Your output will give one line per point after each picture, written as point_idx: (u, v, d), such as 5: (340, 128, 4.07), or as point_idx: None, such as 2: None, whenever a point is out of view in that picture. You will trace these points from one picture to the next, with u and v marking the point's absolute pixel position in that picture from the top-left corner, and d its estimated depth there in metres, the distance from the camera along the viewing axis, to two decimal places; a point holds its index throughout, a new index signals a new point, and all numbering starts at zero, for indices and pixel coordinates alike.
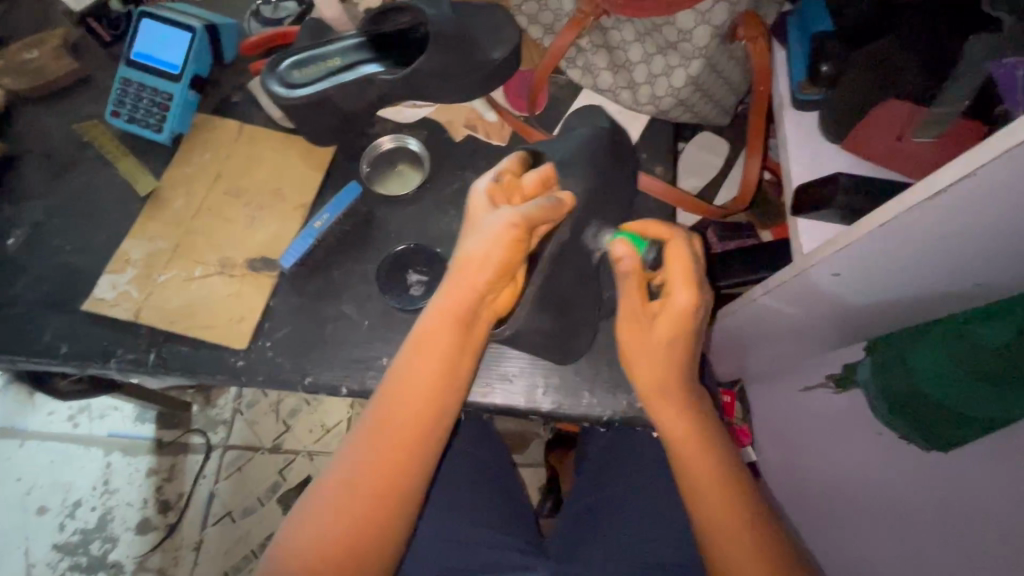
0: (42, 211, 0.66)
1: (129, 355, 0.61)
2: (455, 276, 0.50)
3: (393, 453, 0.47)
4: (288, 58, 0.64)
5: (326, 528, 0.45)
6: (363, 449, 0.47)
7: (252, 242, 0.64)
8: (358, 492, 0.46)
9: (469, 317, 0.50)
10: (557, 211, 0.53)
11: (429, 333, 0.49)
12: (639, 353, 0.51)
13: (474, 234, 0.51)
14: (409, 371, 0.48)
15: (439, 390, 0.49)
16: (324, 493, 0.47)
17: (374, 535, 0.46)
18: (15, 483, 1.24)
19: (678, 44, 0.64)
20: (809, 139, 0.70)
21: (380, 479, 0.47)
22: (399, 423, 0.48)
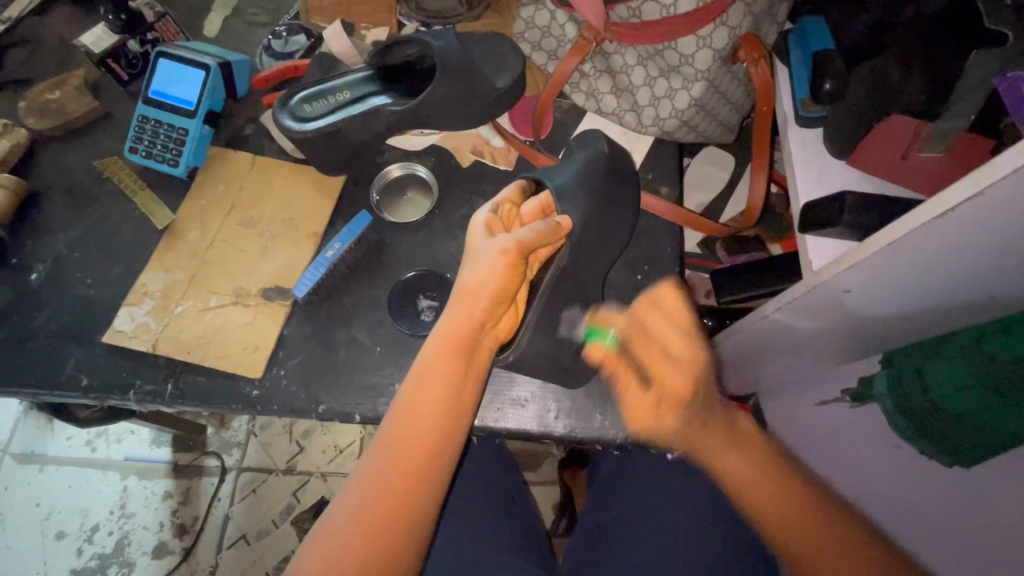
0: (63, 246, 0.68)
1: (147, 385, 0.62)
2: (456, 305, 0.51)
3: (403, 483, 0.47)
4: (299, 93, 0.66)
5: (339, 565, 0.45)
6: (370, 480, 0.47)
7: (265, 272, 0.66)
8: (366, 524, 0.46)
9: (471, 344, 0.51)
10: (550, 231, 0.54)
11: (433, 359, 0.50)
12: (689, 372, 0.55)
13: (473, 260, 0.52)
14: (414, 400, 0.49)
15: (445, 417, 0.49)
16: (332, 525, 0.47)
17: (383, 567, 0.46)
18: (35, 508, 1.26)
19: (680, 68, 0.65)
20: (815, 156, 0.70)
21: (389, 509, 0.47)
22: (407, 451, 0.48)
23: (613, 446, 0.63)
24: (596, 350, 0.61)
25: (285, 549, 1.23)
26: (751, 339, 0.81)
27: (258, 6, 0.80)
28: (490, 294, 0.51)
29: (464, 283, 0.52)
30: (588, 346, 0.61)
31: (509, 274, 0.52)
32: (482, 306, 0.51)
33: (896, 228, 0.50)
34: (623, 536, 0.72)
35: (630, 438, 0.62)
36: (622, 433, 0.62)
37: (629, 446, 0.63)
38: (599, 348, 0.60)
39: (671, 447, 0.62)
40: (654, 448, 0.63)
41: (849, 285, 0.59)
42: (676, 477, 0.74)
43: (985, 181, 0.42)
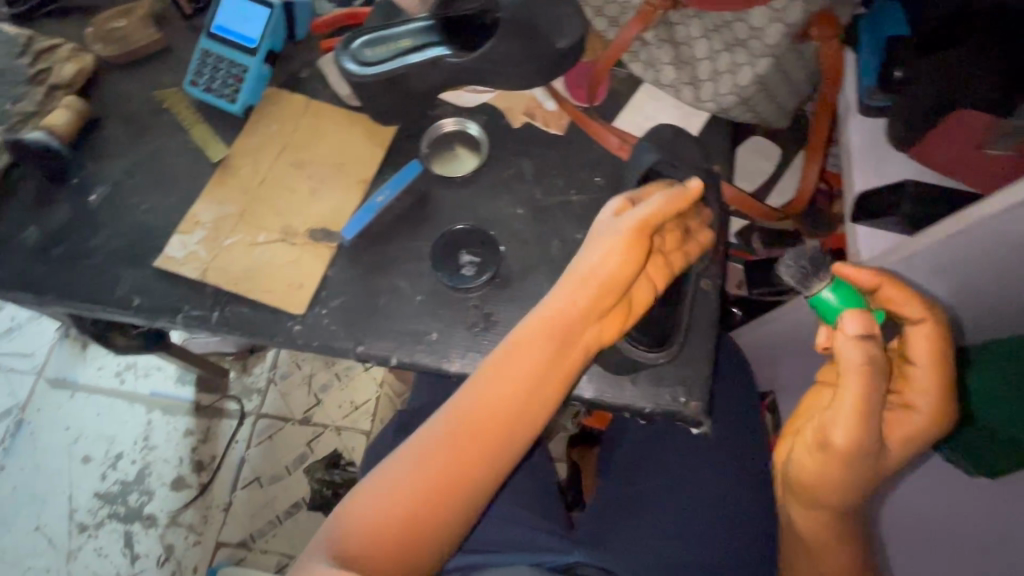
0: (121, 171, 0.69)
1: (195, 312, 0.63)
2: (562, 292, 0.51)
3: (475, 444, 0.49)
4: (360, 37, 0.65)
5: (393, 509, 0.47)
6: (450, 438, 0.49)
7: (313, 214, 0.67)
8: (432, 477, 0.48)
9: (566, 330, 0.51)
10: (676, 197, 0.53)
11: (523, 338, 0.51)
12: (824, 447, 0.53)
13: (592, 248, 0.52)
14: (512, 370, 0.50)
15: (532, 395, 0.51)
16: (401, 469, 0.49)
17: (437, 521, 0.48)
18: (64, 431, 1.32)
19: (747, 42, 0.63)
20: (875, 146, 0.68)
21: (461, 469, 0.48)
22: (490, 418, 0.50)
23: (640, 415, 0.61)
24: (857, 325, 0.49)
25: (295, 495, 1.27)
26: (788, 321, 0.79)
27: None
28: (598, 283, 0.51)
29: (581, 273, 0.51)
30: (849, 313, 0.50)
31: (630, 259, 0.51)
32: (591, 295, 0.50)
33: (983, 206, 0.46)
34: (636, 510, 0.73)
35: (658, 409, 0.60)
36: (651, 403, 0.60)
37: (655, 416, 0.61)
38: (853, 323, 0.49)
39: (699, 422, 0.60)
40: (680, 421, 0.61)
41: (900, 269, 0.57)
42: (693, 460, 0.75)
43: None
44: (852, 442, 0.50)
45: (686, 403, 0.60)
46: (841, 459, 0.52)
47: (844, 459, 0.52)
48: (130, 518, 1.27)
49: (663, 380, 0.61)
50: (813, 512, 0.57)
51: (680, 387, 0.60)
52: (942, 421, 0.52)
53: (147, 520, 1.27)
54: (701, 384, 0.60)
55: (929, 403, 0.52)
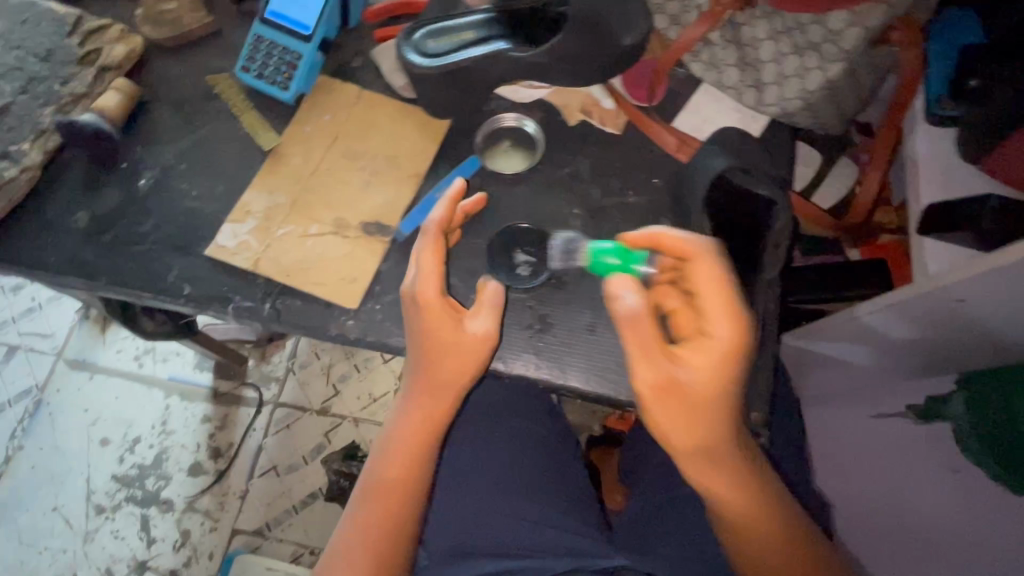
0: (170, 156, 0.68)
1: (246, 303, 0.62)
2: (431, 358, 0.55)
3: (406, 466, 0.58)
4: (423, 27, 0.64)
5: (357, 535, 0.57)
6: (387, 462, 0.58)
7: (366, 206, 0.65)
8: (385, 506, 0.58)
9: (436, 388, 0.56)
10: (430, 246, 0.54)
11: (412, 396, 0.58)
12: (682, 414, 0.48)
13: (411, 317, 0.55)
14: (410, 410, 0.58)
15: (422, 425, 0.58)
16: (363, 501, 0.59)
17: (394, 528, 0.58)
18: (83, 413, 1.32)
19: (821, 46, 0.62)
20: (942, 158, 0.66)
21: (400, 488, 0.58)
22: (402, 445, 0.58)
23: None
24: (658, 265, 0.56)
25: (312, 486, 1.27)
26: (844, 326, 0.79)
27: None
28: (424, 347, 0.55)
29: (420, 340, 0.55)
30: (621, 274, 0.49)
31: (463, 346, 0.54)
32: (451, 352, 0.54)
33: None
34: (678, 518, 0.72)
35: None
36: None
37: None
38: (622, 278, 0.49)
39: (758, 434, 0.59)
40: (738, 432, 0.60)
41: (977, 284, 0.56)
42: None
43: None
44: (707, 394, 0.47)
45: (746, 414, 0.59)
46: (686, 407, 0.48)
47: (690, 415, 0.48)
48: (147, 502, 1.27)
49: None
50: (716, 480, 0.51)
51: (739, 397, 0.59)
52: (736, 356, 0.47)
53: (163, 505, 1.27)
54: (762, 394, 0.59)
55: (710, 330, 0.48)
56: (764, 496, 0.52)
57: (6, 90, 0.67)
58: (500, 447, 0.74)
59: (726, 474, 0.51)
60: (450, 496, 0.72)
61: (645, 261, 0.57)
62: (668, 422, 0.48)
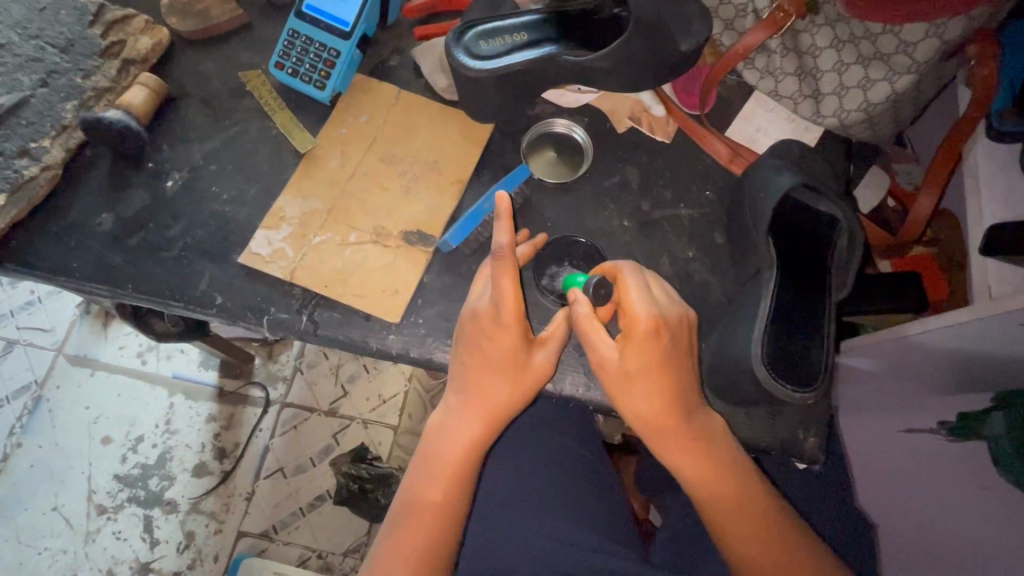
0: (199, 157, 0.65)
1: (281, 315, 0.59)
2: (489, 378, 0.52)
3: (444, 474, 0.53)
4: (473, 27, 0.60)
5: (405, 549, 0.51)
6: (420, 473, 0.53)
7: (407, 214, 0.62)
8: (421, 515, 0.52)
9: (481, 407, 0.53)
10: (508, 270, 0.51)
11: (457, 417, 0.53)
12: (625, 390, 0.51)
13: (474, 327, 0.52)
14: (454, 422, 0.53)
15: (475, 433, 0.53)
16: (401, 511, 0.53)
17: (441, 542, 0.52)
18: (84, 411, 1.28)
19: (891, 57, 0.59)
20: (1004, 176, 0.64)
21: (441, 502, 0.52)
22: (443, 455, 0.53)
23: (752, 449, 0.58)
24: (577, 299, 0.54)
25: (319, 488, 1.24)
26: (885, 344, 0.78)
27: None
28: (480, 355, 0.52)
29: (471, 359, 0.53)
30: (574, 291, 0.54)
31: (528, 369, 0.53)
32: (512, 368, 0.52)
33: None
34: None
35: (775, 444, 0.57)
36: (769, 437, 0.57)
37: (769, 451, 0.58)
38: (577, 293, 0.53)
39: (817, 461, 0.56)
40: (795, 458, 0.58)
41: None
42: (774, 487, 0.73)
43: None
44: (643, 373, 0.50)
45: (804, 440, 0.56)
46: (620, 385, 0.50)
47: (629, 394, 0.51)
48: (150, 503, 1.24)
49: (781, 413, 0.57)
50: (684, 462, 0.52)
51: (798, 423, 0.57)
52: (662, 335, 0.49)
53: (167, 506, 1.24)
54: (821, 418, 0.57)
55: (627, 320, 0.50)
56: (731, 475, 0.52)
57: (25, 82, 0.63)
58: (540, 465, 0.72)
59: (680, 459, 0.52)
60: (483, 515, 0.69)
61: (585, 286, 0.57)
62: (627, 398, 0.51)
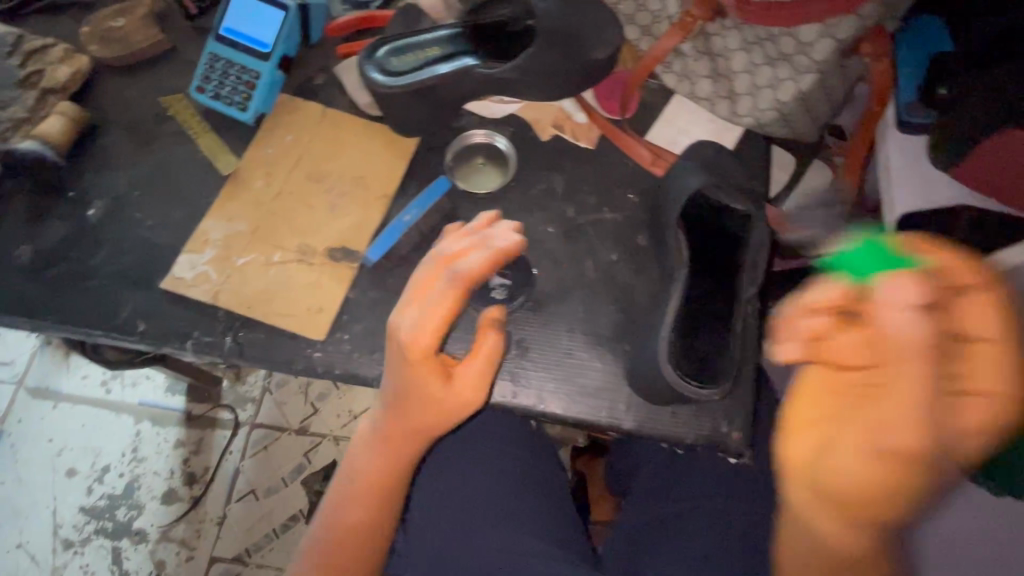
0: (121, 183, 0.64)
1: (205, 338, 0.59)
2: (411, 408, 0.51)
3: (373, 482, 0.53)
4: (386, 44, 0.61)
5: (327, 555, 0.52)
6: (348, 480, 0.53)
7: (332, 231, 0.62)
8: (348, 521, 0.52)
9: (409, 431, 0.52)
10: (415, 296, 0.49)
11: (381, 439, 0.53)
12: (817, 417, 0.35)
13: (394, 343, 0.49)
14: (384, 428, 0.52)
15: (405, 441, 0.52)
16: (331, 516, 0.53)
17: (368, 546, 0.53)
18: (47, 444, 1.26)
19: (793, 57, 0.60)
20: (915, 165, 0.66)
21: (370, 510, 0.53)
22: (376, 463, 0.53)
23: (680, 446, 0.58)
24: (824, 292, 0.34)
25: (292, 509, 1.21)
26: None
27: None
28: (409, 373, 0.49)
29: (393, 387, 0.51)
30: (887, 277, 0.29)
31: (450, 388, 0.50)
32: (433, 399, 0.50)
33: None
34: None
35: (700, 440, 0.57)
36: (693, 433, 0.57)
37: (696, 447, 0.58)
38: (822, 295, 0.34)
39: (742, 454, 0.57)
40: (722, 452, 0.59)
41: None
42: None
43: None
44: (813, 391, 0.36)
45: (727, 434, 0.57)
46: (850, 419, 0.32)
47: (845, 428, 0.32)
48: (118, 534, 1.22)
49: (705, 411, 0.58)
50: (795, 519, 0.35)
51: (723, 418, 0.57)
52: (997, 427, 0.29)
53: (136, 536, 1.21)
54: (745, 413, 0.58)
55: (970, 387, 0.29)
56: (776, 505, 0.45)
57: None
58: (476, 472, 0.72)
59: (868, 533, 0.32)
60: (425, 529, 0.68)
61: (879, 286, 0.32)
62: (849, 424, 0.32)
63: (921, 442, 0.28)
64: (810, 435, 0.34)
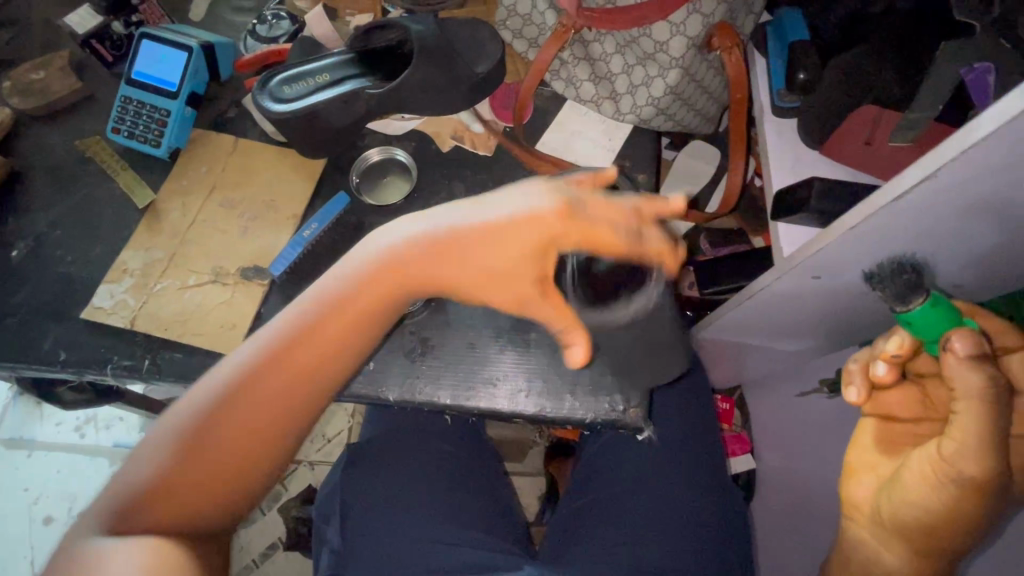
0: (44, 224, 0.68)
1: (125, 362, 0.62)
2: (489, 255, 0.41)
3: (272, 385, 0.44)
4: (280, 74, 0.66)
5: (178, 468, 0.43)
6: (237, 385, 0.44)
7: (244, 252, 0.66)
8: (218, 436, 0.44)
9: (427, 287, 0.44)
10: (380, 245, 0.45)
11: (366, 277, 0.44)
12: (871, 468, 0.50)
13: (400, 240, 0.44)
14: (313, 330, 0.44)
15: (331, 359, 0.45)
16: (194, 423, 0.44)
17: (237, 473, 0.45)
18: (22, 494, 1.20)
19: (656, 55, 0.66)
20: (787, 146, 0.70)
21: (253, 434, 0.45)
22: (286, 365, 0.44)
23: (583, 426, 0.62)
24: (897, 345, 0.44)
25: (270, 537, 1.17)
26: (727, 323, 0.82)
27: None
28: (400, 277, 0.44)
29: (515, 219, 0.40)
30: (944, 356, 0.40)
31: (553, 295, 0.41)
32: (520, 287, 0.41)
33: (881, 198, 0.46)
34: (597, 519, 0.74)
35: (599, 419, 0.61)
36: (592, 413, 0.61)
37: (599, 426, 0.62)
38: (893, 345, 0.44)
39: (640, 428, 0.61)
40: (623, 429, 0.62)
41: (822, 262, 0.56)
42: (645, 463, 0.76)
43: (959, 148, 0.39)
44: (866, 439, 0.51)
45: (623, 411, 0.61)
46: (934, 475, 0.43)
47: (908, 472, 0.45)
48: None
49: (601, 391, 0.62)
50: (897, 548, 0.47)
51: (618, 396, 0.61)
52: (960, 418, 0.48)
53: None
54: (640, 390, 0.61)
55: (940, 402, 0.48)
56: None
57: None
58: (400, 473, 0.74)
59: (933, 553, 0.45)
60: (355, 530, 0.70)
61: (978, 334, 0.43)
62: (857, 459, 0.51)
63: (988, 466, 0.40)
64: (870, 478, 0.49)
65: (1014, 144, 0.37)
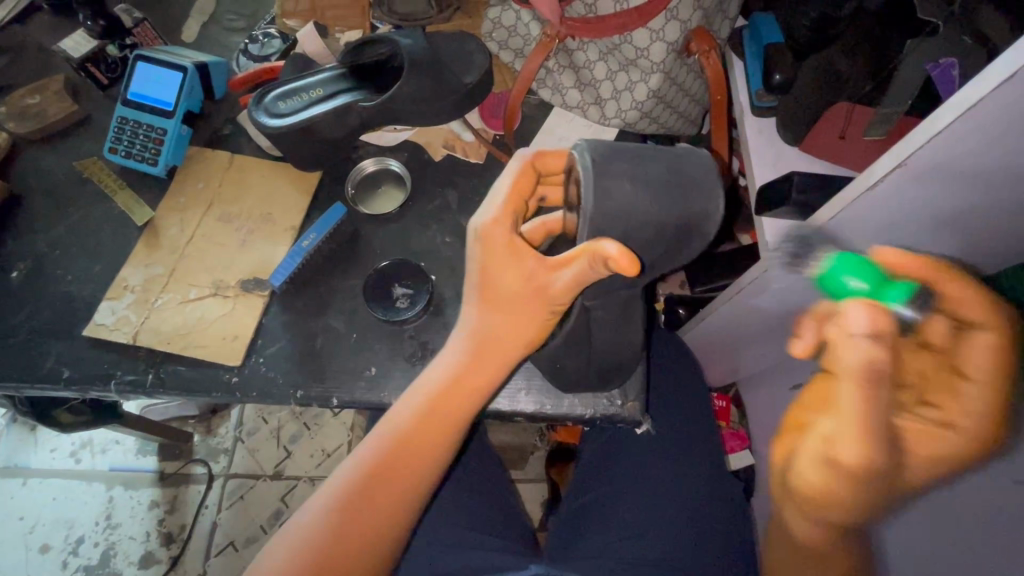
0: (43, 244, 0.69)
1: (128, 377, 0.63)
2: (502, 310, 0.50)
3: (382, 487, 0.50)
4: (274, 90, 0.68)
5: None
6: (353, 492, 0.49)
7: (243, 264, 0.67)
8: (342, 543, 0.48)
9: (498, 371, 0.52)
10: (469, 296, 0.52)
11: (447, 382, 0.51)
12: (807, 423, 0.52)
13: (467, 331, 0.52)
14: (407, 432, 0.51)
15: (426, 457, 0.51)
16: (317, 532, 0.48)
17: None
18: (17, 522, 1.18)
19: (637, 61, 0.68)
20: (768, 143, 0.73)
21: (370, 537, 0.49)
22: (392, 468, 0.50)
23: (582, 422, 0.63)
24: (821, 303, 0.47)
25: None
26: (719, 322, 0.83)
27: (236, 12, 0.82)
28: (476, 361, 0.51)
29: (485, 280, 0.50)
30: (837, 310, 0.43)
31: (574, 271, 0.46)
32: (535, 304, 0.49)
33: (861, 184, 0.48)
34: (599, 516, 0.75)
35: (598, 414, 0.62)
36: (591, 409, 0.62)
37: (598, 421, 0.63)
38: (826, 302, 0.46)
39: (638, 421, 0.62)
40: (622, 423, 0.63)
41: None
42: (646, 459, 0.77)
43: (926, 134, 0.41)
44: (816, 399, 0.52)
45: (622, 405, 0.62)
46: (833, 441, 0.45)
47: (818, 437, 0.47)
48: None
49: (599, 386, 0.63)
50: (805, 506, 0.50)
51: (616, 391, 0.63)
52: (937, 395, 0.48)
53: None
54: (636, 385, 0.63)
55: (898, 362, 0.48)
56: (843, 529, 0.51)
57: None
58: None
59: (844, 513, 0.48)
60: None
61: (906, 302, 0.43)
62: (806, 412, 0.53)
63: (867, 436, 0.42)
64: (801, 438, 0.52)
65: (978, 128, 0.40)
